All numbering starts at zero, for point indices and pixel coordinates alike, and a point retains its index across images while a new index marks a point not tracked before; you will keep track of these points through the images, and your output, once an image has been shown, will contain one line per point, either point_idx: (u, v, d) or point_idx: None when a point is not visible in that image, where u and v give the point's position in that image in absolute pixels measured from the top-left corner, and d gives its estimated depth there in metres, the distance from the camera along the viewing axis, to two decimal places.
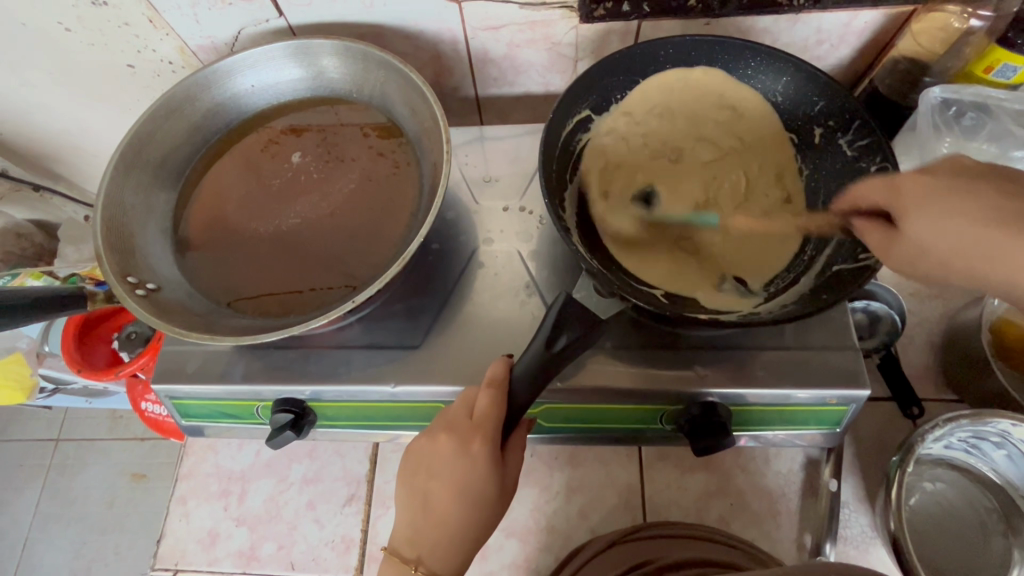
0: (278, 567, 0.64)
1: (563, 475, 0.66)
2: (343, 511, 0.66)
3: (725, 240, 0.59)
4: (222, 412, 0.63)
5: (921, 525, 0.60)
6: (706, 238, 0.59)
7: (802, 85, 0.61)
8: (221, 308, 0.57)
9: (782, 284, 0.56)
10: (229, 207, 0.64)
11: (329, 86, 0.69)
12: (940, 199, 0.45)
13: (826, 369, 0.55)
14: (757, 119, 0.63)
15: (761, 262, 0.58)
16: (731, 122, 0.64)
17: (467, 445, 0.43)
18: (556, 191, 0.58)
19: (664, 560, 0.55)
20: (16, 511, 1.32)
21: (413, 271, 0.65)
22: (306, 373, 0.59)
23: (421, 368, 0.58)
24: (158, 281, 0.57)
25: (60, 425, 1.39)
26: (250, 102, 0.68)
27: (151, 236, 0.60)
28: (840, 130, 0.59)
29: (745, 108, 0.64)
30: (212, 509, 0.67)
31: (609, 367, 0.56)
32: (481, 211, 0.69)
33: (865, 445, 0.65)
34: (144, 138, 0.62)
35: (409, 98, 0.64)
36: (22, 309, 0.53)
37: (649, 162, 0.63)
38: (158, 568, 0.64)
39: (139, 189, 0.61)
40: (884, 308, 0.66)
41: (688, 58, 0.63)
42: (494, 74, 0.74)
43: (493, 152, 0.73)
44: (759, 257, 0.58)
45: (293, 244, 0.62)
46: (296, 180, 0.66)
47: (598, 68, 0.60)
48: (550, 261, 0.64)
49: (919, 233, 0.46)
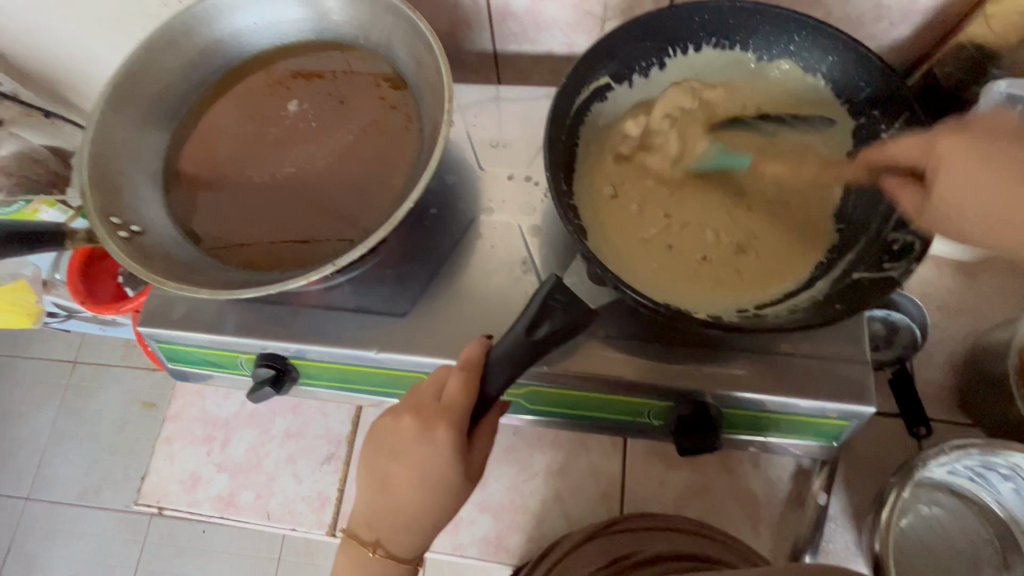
0: (255, 516, 0.65)
1: (544, 457, 0.65)
2: (321, 468, 0.66)
3: (746, 216, 0.54)
4: (208, 360, 0.63)
5: (910, 548, 0.58)
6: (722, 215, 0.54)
7: (850, 67, 0.54)
8: (206, 257, 0.56)
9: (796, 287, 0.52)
10: (223, 153, 0.61)
11: (334, 30, 0.65)
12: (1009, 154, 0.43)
13: (832, 381, 0.52)
14: (759, 86, 0.59)
15: (781, 254, 0.53)
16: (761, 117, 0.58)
17: (430, 429, 0.40)
18: (563, 166, 0.53)
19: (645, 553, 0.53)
20: (32, 426, 1.38)
21: (409, 234, 0.62)
22: (289, 331, 0.57)
23: (407, 337, 0.57)
24: (144, 224, 0.55)
25: (77, 348, 1.44)
26: (251, 41, 0.64)
27: (141, 176, 0.58)
28: (884, 121, 0.53)
29: (746, 78, 0.59)
30: (195, 453, 0.68)
31: (597, 355, 0.54)
32: (485, 178, 0.65)
33: (861, 462, 0.62)
34: (139, 73, 0.59)
35: (417, 47, 0.60)
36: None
37: (674, 151, 0.57)
38: (141, 503, 0.66)
39: (132, 125, 0.58)
40: (903, 320, 0.62)
41: (724, 28, 0.56)
42: (514, 29, 0.69)
43: (504, 115, 0.68)
44: (784, 243, 0.53)
45: (286, 199, 0.59)
46: (295, 129, 0.63)
47: (622, 29, 0.54)
48: (551, 236, 0.61)
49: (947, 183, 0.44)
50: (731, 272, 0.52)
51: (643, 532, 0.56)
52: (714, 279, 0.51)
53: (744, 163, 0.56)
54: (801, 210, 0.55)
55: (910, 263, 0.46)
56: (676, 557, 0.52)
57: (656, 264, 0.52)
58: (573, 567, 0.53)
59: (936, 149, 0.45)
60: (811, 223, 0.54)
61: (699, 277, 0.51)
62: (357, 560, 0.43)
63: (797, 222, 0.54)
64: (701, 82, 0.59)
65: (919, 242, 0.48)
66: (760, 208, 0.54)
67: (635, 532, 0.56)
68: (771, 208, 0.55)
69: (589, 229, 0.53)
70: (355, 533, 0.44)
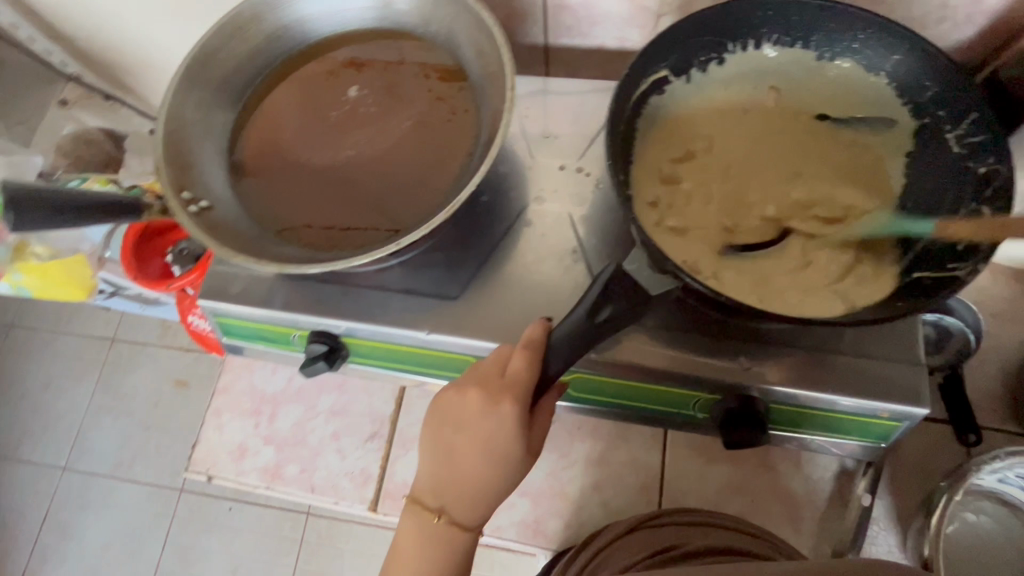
0: (300, 488, 0.67)
1: (584, 446, 0.65)
2: (365, 446, 0.68)
3: (806, 212, 0.54)
4: (262, 336, 0.65)
5: (957, 556, 0.57)
6: (781, 211, 0.54)
7: (915, 66, 0.54)
8: (267, 234, 0.57)
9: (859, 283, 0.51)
10: (285, 136, 0.63)
11: (396, 20, 0.66)
12: None
13: (884, 382, 0.51)
14: (816, 85, 0.59)
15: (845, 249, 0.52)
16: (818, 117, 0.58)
17: (496, 403, 0.42)
18: (620, 157, 0.54)
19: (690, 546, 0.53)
20: (72, 399, 1.44)
21: (460, 220, 0.63)
22: (342, 310, 0.59)
23: (457, 320, 0.58)
24: (211, 200, 0.57)
25: (115, 326, 1.49)
26: (315, 29, 0.66)
27: (209, 155, 0.60)
28: (949, 121, 0.53)
29: (802, 77, 0.59)
30: (243, 425, 0.70)
31: (646, 345, 0.54)
32: (536, 168, 0.66)
33: (906, 466, 0.61)
34: (209, 55, 0.61)
35: (477, 38, 0.61)
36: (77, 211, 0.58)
37: (732, 147, 0.58)
38: (192, 471, 0.68)
39: (201, 105, 0.61)
40: (959, 325, 0.59)
41: (786, 24, 0.56)
42: (568, 22, 0.70)
43: (555, 107, 0.69)
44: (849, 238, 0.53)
45: (345, 181, 0.61)
46: (355, 114, 0.64)
47: (684, 23, 0.55)
48: (601, 227, 0.62)
49: None
50: (796, 266, 0.51)
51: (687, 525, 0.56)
52: (775, 274, 0.51)
53: (927, 229, 0.50)
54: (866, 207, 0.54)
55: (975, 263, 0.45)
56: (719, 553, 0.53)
57: (715, 258, 0.52)
58: (618, 556, 0.55)
59: None
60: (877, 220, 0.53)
61: (759, 271, 0.51)
62: (419, 526, 0.44)
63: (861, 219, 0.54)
64: (756, 81, 0.60)
65: None
66: (820, 204, 0.54)
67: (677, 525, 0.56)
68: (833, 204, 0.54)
69: (647, 223, 0.53)
70: (418, 499, 0.45)
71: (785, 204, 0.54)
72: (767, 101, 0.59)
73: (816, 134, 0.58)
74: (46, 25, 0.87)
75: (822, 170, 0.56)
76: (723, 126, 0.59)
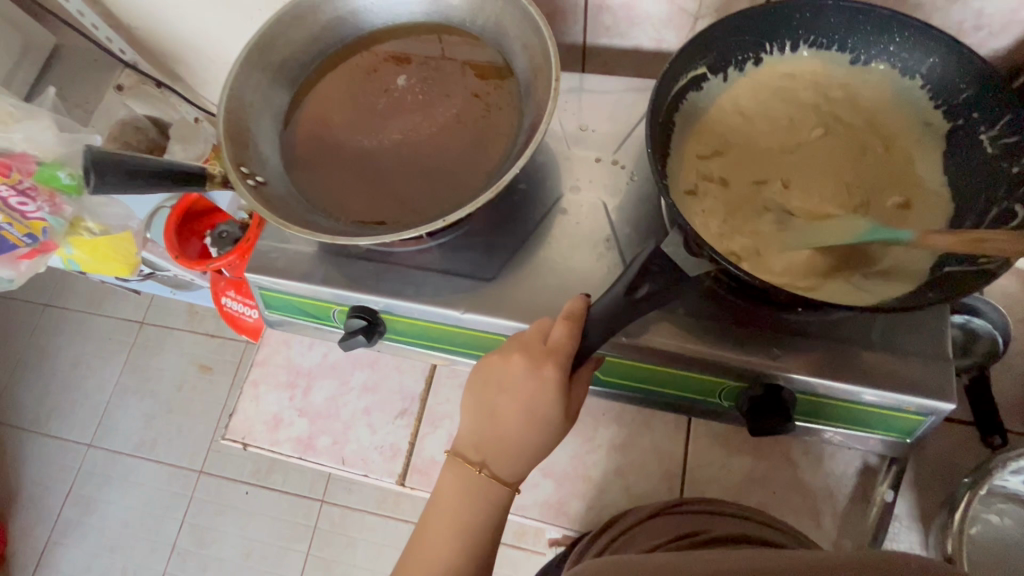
0: (331, 459, 0.69)
1: (608, 432, 0.67)
2: (394, 422, 0.70)
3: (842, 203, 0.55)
4: (303, 310, 0.68)
5: (980, 557, 0.57)
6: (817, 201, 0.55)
7: (951, 68, 0.55)
8: (315, 209, 0.61)
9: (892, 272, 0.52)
10: (335, 119, 0.67)
11: (444, 14, 0.69)
12: None
13: (911, 376, 0.52)
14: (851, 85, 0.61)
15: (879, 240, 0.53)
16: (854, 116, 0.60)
17: (539, 367, 0.44)
18: (658, 145, 0.56)
19: (714, 532, 0.54)
20: (100, 378, 1.49)
21: (498, 206, 0.66)
22: (382, 287, 0.62)
23: (492, 301, 0.60)
24: (266, 176, 0.60)
25: (145, 310, 1.53)
26: (367, 21, 0.69)
27: (264, 136, 0.64)
28: (984, 123, 0.54)
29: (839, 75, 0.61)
30: (279, 397, 0.73)
31: (676, 330, 0.56)
32: (572, 159, 0.68)
33: (930, 466, 0.62)
34: (268, 42, 0.65)
35: (524, 33, 0.64)
36: (138, 175, 0.56)
37: (768, 139, 0.59)
38: (229, 438, 0.71)
39: (259, 88, 0.64)
40: (985, 326, 0.62)
41: (824, 26, 0.58)
42: (607, 22, 0.72)
43: (592, 103, 0.72)
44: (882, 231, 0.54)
45: (392, 163, 0.64)
46: (402, 101, 0.67)
47: (724, 22, 0.57)
48: (634, 218, 0.64)
49: None
50: (832, 253, 0.53)
51: (713, 513, 0.57)
52: (810, 261, 0.52)
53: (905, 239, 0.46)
54: (902, 198, 0.55)
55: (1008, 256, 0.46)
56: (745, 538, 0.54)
57: (751, 245, 0.54)
58: (642, 537, 0.56)
59: None
60: (912, 214, 0.55)
61: (794, 260, 0.53)
62: (460, 479, 0.47)
63: (898, 210, 0.55)
64: (793, 77, 0.61)
65: None
66: (856, 195, 0.55)
67: (705, 514, 0.57)
68: (868, 196, 0.55)
69: (684, 212, 0.55)
70: (460, 454, 0.48)
71: (822, 194, 0.56)
72: (804, 95, 0.61)
73: (853, 128, 0.59)
74: (106, 14, 0.92)
75: (860, 164, 0.57)
76: (760, 119, 0.60)
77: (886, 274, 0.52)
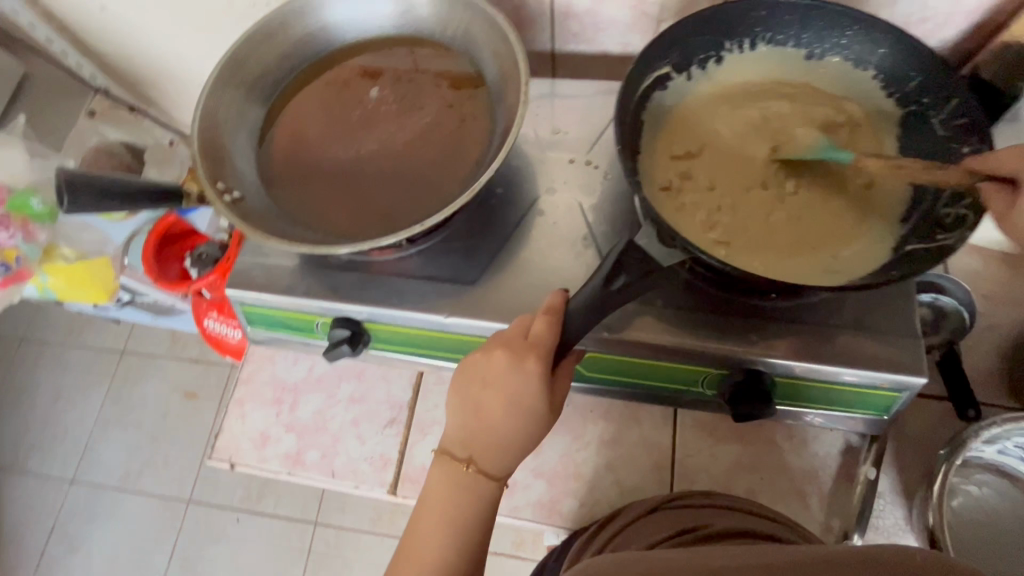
0: (321, 473, 0.68)
1: (597, 428, 0.67)
2: (383, 432, 0.70)
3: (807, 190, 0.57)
4: (286, 324, 0.68)
5: (962, 528, 0.59)
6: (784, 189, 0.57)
7: (901, 58, 0.58)
8: (295, 222, 0.61)
9: (859, 254, 0.54)
10: (310, 133, 0.67)
11: (413, 27, 0.71)
12: None
13: (884, 353, 0.54)
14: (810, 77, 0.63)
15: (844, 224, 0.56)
16: (813, 113, 0.62)
17: (522, 361, 0.45)
18: (628, 144, 0.57)
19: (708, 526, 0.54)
20: (81, 412, 1.45)
21: (476, 211, 0.67)
22: (364, 297, 0.62)
23: (474, 303, 0.61)
24: (243, 191, 0.61)
25: (125, 339, 1.51)
26: (338, 36, 0.70)
27: (239, 152, 0.64)
28: (934, 108, 0.57)
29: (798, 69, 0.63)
30: (265, 413, 0.72)
31: (657, 322, 0.57)
32: (547, 162, 0.69)
33: (909, 441, 0.63)
34: (240, 60, 0.66)
35: (492, 41, 0.65)
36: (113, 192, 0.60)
37: (734, 133, 0.61)
38: (215, 458, 0.70)
39: (232, 105, 0.65)
40: (952, 303, 0.63)
41: (780, 23, 0.60)
42: (574, 29, 0.74)
43: (564, 107, 0.73)
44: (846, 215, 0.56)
45: (369, 173, 0.65)
46: (377, 112, 0.68)
47: (684, 23, 0.59)
48: (610, 215, 0.65)
49: None
50: (800, 239, 0.55)
51: (706, 506, 0.58)
52: (780, 248, 0.54)
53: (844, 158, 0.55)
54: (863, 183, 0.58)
55: (963, 233, 0.48)
56: (742, 533, 0.54)
57: (724, 235, 0.55)
58: (637, 533, 0.56)
59: None
60: (873, 197, 0.57)
61: (765, 248, 0.54)
62: (449, 481, 0.47)
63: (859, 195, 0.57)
64: (755, 73, 0.63)
65: (972, 214, 0.50)
66: (820, 182, 0.58)
67: (698, 508, 0.57)
68: (832, 183, 0.58)
69: (657, 206, 0.57)
70: (449, 454, 0.48)
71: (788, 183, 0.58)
72: (766, 90, 0.63)
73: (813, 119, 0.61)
74: (74, 40, 0.91)
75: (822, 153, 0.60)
76: (726, 114, 0.62)
77: (852, 256, 0.54)
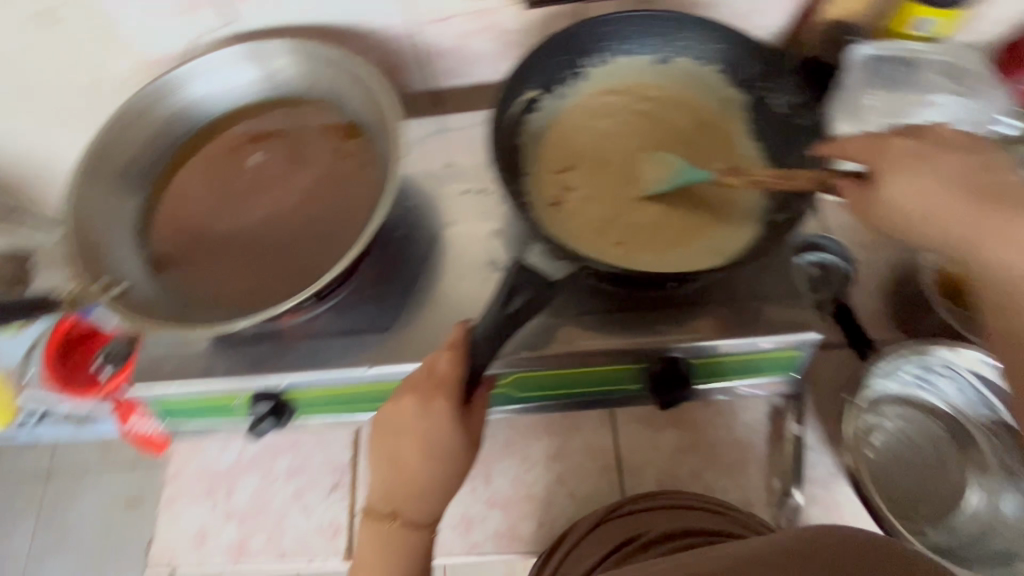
0: (270, 557, 0.65)
1: (541, 445, 0.68)
2: (329, 498, 0.68)
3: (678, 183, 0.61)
4: (205, 408, 0.65)
5: (884, 462, 0.64)
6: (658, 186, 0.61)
7: (736, 50, 0.63)
8: (191, 304, 0.59)
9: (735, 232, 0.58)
10: (197, 209, 0.66)
11: (285, 87, 0.70)
12: (913, 164, 0.47)
13: (779, 317, 0.58)
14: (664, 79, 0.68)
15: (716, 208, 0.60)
16: (670, 113, 0.67)
17: (427, 401, 0.46)
18: (508, 170, 0.60)
19: (653, 532, 0.55)
20: (9, 548, 1.31)
21: (381, 256, 0.67)
22: (280, 365, 0.60)
23: (392, 349, 0.60)
24: (130, 280, 0.59)
25: (47, 458, 1.37)
26: (208, 109, 0.69)
27: (119, 241, 0.61)
28: (773, 91, 0.63)
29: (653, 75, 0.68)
30: (200, 509, 0.68)
31: (573, 330, 0.58)
32: (443, 196, 0.71)
33: (826, 392, 0.68)
34: (105, 150, 0.63)
35: (363, 91, 0.66)
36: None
37: (605, 142, 0.65)
38: (153, 569, 0.65)
39: (105, 197, 0.62)
40: (833, 260, 0.68)
41: (626, 35, 0.65)
42: (448, 66, 0.77)
43: (451, 140, 0.74)
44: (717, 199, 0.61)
45: (263, 239, 0.64)
46: (262, 177, 0.68)
47: (539, 49, 0.62)
48: (512, 237, 0.67)
49: (893, 194, 0.48)
50: (680, 230, 0.59)
51: (651, 509, 0.59)
52: (664, 241, 0.58)
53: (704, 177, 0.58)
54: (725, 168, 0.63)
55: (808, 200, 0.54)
56: (685, 533, 0.55)
57: (611, 239, 0.58)
58: (587, 553, 0.56)
59: (885, 151, 0.49)
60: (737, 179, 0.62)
61: (650, 244, 0.58)
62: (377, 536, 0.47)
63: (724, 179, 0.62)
64: (614, 84, 0.68)
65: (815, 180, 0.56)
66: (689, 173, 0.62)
67: (644, 513, 0.58)
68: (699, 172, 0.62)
69: (546, 222, 0.59)
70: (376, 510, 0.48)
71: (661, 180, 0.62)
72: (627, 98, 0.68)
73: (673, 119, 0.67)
74: None
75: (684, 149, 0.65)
76: (595, 126, 0.66)
77: (729, 236, 0.58)
